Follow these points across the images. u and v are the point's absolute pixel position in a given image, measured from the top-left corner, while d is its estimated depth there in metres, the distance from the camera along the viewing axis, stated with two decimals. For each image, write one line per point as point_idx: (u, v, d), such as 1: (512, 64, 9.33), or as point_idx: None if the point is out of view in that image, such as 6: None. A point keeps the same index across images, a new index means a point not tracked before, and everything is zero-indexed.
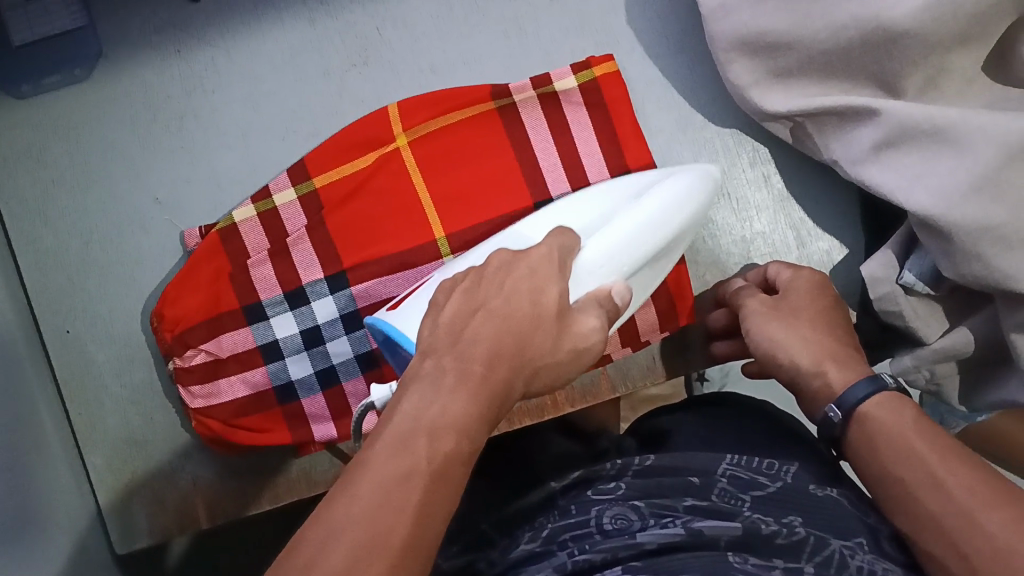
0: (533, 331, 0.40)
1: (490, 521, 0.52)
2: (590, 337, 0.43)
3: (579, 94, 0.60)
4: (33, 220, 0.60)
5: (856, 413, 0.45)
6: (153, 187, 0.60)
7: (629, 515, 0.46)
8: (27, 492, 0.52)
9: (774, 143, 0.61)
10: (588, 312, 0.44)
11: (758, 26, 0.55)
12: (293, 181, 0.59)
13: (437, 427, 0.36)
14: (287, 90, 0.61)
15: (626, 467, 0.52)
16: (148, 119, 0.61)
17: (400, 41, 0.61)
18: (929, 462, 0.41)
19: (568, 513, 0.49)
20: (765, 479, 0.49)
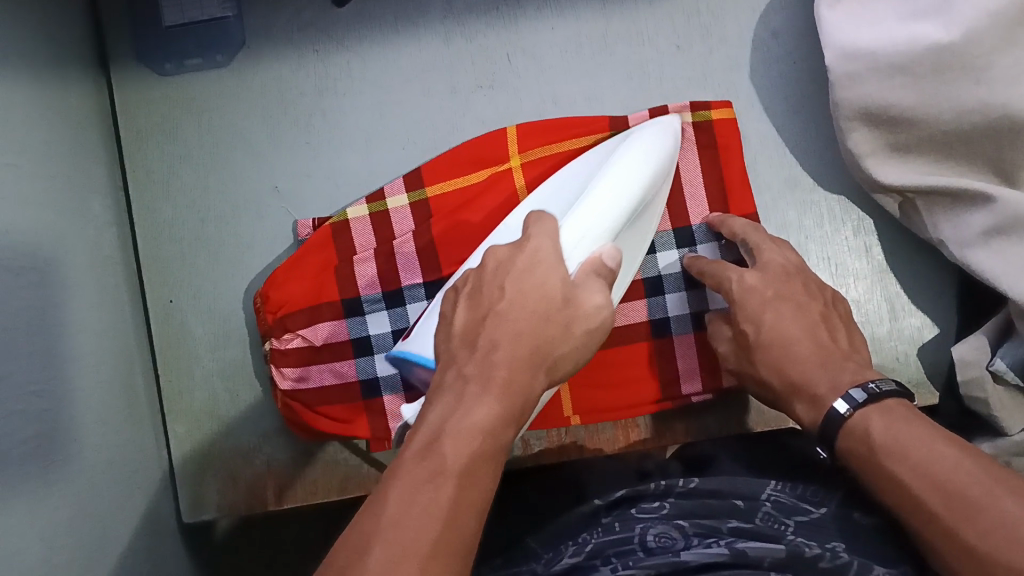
0: (541, 322, 0.42)
1: (534, 536, 0.54)
2: (601, 312, 0.44)
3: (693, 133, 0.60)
4: (155, 191, 0.63)
5: (846, 425, 0.46)
6: (273, 175, 0.63)
7: (674, 534, 0.49)
8: (114, 451, 0.54)
9: (879, 215, 0.62)
10: (591, 287, 0.44)
11: (883, 98, 0.55)
12: (408, 187, 0.61)
13: (463, 429, 0.38)
14: (413, 101, 0.63)
15: (671, 487, 0.54)
16: (277, 111, 0.63)
17: (527, 69, 0.63)
18: (940, 471, 0.42)
19: (611, 530, 0.51)
20: (810, 504, 0.52)
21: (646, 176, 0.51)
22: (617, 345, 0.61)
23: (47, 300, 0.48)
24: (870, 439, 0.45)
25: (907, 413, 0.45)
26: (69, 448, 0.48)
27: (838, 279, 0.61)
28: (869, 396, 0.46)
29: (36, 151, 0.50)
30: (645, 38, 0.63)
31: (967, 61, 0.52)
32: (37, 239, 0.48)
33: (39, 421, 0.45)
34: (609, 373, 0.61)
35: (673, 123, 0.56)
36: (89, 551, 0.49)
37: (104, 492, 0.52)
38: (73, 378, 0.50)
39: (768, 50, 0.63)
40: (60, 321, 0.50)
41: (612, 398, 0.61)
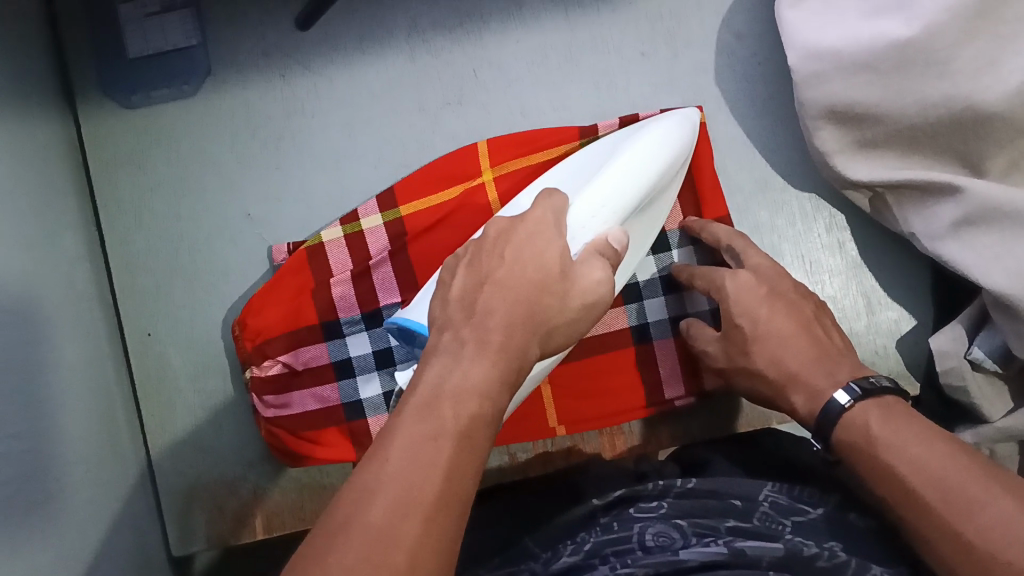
0: (538, 295, 0.40)
1: (531, 534, 0.53)
2: (600, 289, 0.42)
3: None
4: (128, 224, 0.63)
5: (842, 420, 0.46)
6: (245, 202, 0.63)
7: (673, 534, 0.50)
8: (99, 487, 0.54)
9: (851, 211, 0.62)
10: (592, 263, 0.43)
11: (848, 96, 0.55)
12: (382, 207, 0.61)
13: (463, 391, 0.36)
14: (382, 120, 0.63)
15: (669, 487, 0.54)
16: (246, 137, 0.63)
17: (495, 83, 0.63)
18: (946, 474, 0.42)
19: (609, 529, 0.51)
20: (806, 505, 0.52)
21: (658, 166, 0.52)
22: (600, 354, 0.61)
23: (22, 340, 0.48)
24: (868, 431, 0.45)
25: (901, 410, 0.46)
26: (52, 488, 0.48)
27: (814, 276, 0.62)
28: (866, 391, 0.46)
29: (5, 190, 0.50)
30: (610, 47, 0.63)
31: (928, 55, 0.53)
32: (10, 279, 0.48)
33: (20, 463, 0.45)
34: (594, 382, 0.61)
35: (693, 117, 0.57)
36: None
37: (90, 530, 0.51)
38: (53, 417, 0.50)
39: (732, 54, 0.63)
40: (37, 361, 0.49)
41: (598, 407, 0.61)
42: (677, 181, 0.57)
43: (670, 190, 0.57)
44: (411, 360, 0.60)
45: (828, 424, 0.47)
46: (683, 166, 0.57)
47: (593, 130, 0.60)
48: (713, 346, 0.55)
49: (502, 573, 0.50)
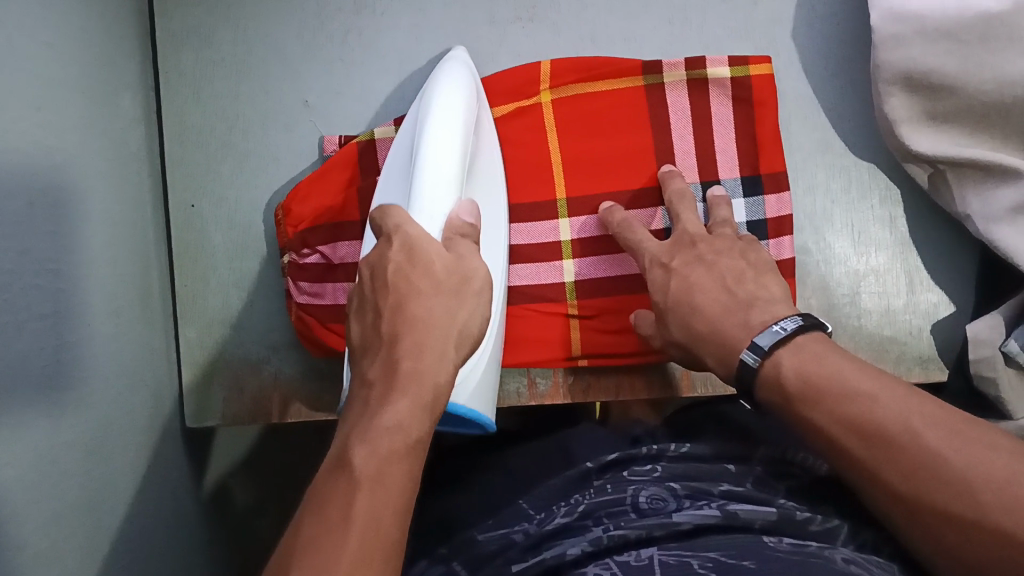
0: (428, 298, 0.43)
1: (528, 497, 0.54)
2: (476, 270, 0.46)
3: (729, 85, 0.60)
4: (186, 95, 0.63)
5: (762, 379, 0.46)
6: (304, 90, 0.63)
7: (666, 496, 0.50)
8: (121, 342, 0.55)
9: (908, 186, 0.61)
10: (466, 251, 0.47)
11: (926, 64, 0.54)
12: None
13: (375, 433, 0.38)
14: (451, 28, 0.63)
15: (662, 452, 0.55)
16: (314, 25, 0.63)
17: (569, 5, 0.62)
18: (903, 415, 0.41)
19: (603, 491, 0.51)
20: (800, 465, 0.53)
21: (467, 117, 0.52)
22: (629, 293, 0.60)
23: (61, 181, 0.48)
24: (783, 385, 0.45)
25: (821, 346, 0.45)
26: (75, 331, 0.48)
27: (861, 247, 0.61)
28: (766, 348, 0.46)
29: (63, 31, 0.50)
30: None
31: (1014, 31, 0.52)
32: (56, 116, 0.48)
33: (44, 297, 0.45)
34: (619, 322, 0.60)
35: (465, 60, 0.57)
36: (88, 436, 0.49)
37: (108, 384, 0.52)
38: (84, 262, 0.50)
39: (812, 10, 0.62)
40: (75, 203, 0.50)
41: (618, 344, 0.60)
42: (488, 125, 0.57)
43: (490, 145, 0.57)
44: None
45: (749, 382, 0.47)
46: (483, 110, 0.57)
47: (657, 67, 0.60)
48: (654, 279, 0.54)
49: (495, 537, 0.49)
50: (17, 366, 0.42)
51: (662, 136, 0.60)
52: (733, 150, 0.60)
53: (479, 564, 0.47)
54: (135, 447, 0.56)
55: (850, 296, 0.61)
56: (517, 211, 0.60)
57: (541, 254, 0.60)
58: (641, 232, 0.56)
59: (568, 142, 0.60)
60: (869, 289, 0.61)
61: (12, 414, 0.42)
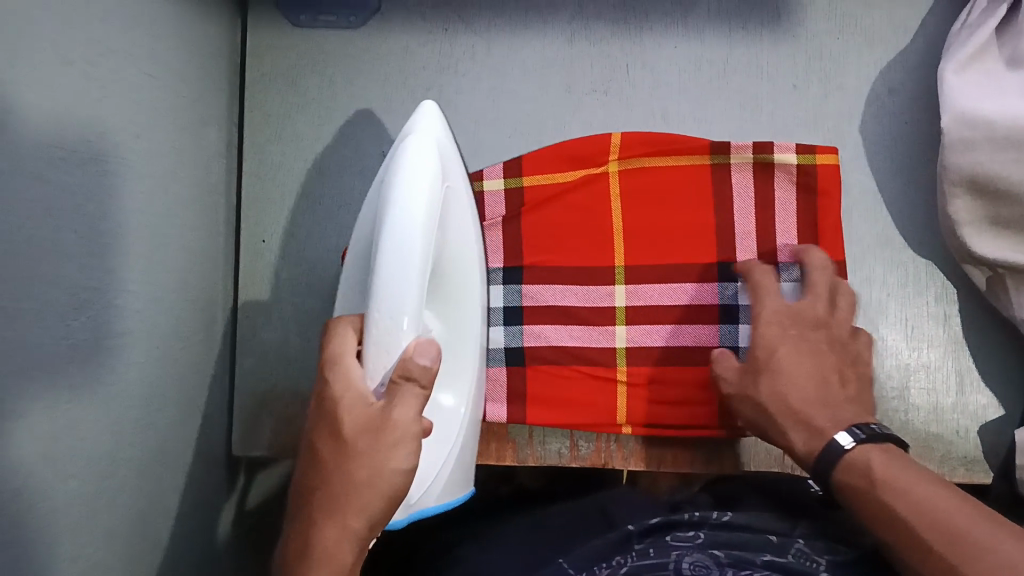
0: (346, 491, 0.44)
1: (568, 556, 0.56)
2: (409, 428, 0.44)
3: (795, 171, 0.61)
4: (268, 135, 0.65)
5: (842, 461, 0.47)
6: (381, 140, 0.65)
7: (709, 562, 0.52)
8: (179, 366, 0.56)
9: (963, 287, 0.62)
10: (405, 398, 0.44)
11: (992, 169, 0.55)
12: (506, 174, 0.62)
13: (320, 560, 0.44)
14: (528, 93, 0.65)
15: (705, 519, 0.57)
16: (398, 79, 0.65)
17: (643, 81, 0.64)
18: (983, 529, 0.42)
19: (645, 555, 0.54)
20: (840, 547, 0.55)
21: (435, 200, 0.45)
22: (678, 363, 0.61)
23: (141, 205, 0.51)
24: (869, 473, 0.46)
25: (901, 459, 0.46)
26: (138, 350, 0.50)
27: (913, 342, 0.62)
28: (867, 436, 0.48)
29: (159, 64, 0.53)
30: (763, 73, 0.64)
31: None
32: (143, 145, 0.51)
33: (115, 316, 0.48)
34: (668, 392, 0.61)
35: (431, 123, 0.50)
36: (137, 453, 0.50)
37: (161, 405, 0.53)
38: (155, 285, 0.52)
39: (882, 106, 0.63)
40: (152, 227, 0.52)
41: (667, 415, 0.61)
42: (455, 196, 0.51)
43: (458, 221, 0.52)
44: (498, 326, 0.62)
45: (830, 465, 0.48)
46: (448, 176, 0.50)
47: (724, 148, 0.61)
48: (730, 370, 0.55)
49: None
50: (81, 376, 0.44)
51: (723, 215, 0.61)
52: (791, 235, 0.61)
53: None
54: (182, 470, 0.57)
55: (899, 390, 0.61)
56: (576, 274, 0.62)
57: (595, 317, 0.62)
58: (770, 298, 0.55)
59: (631, 213, 0.62)
60: (917, 385, 0.61)
61: (73, 427, 0.43)
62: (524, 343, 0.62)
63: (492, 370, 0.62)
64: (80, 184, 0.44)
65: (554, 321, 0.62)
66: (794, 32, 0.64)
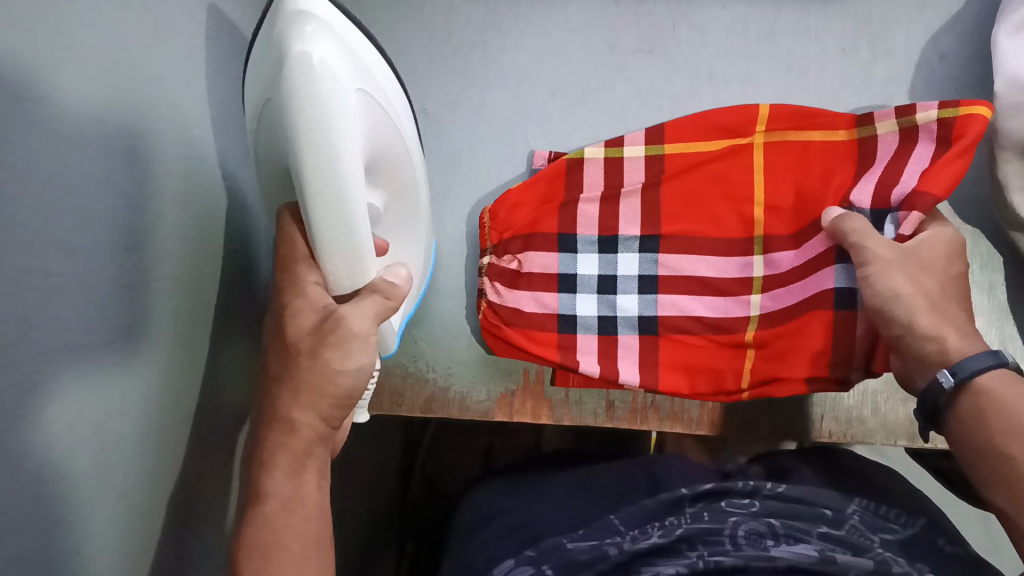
0: (301, 396, 0.46)
1: (620, 515, 0.60)
2: (359, 328, 0.46)
3: (937, 128, 0.54)
4: None
5: (969, 381, 0.46)
6: (424, 97, 0.65)
7: (763, 531, 0.55)
8: (221, 319, 0.57)
9: (1009, 255, 0.61)
10: (357, 303, 0.46)
11: None
12: (647, 140, 0.61)
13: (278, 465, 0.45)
14: (572, 51, 0.64)
15: (758, 489, 0.59)
16: (441, 36, 0.65)
17: (690, 42, 0.64)
18: None
19: (699, 519, 0.57)
20: (895, 524, 0.57)
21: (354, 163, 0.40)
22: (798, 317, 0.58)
23: (189, 153, 0.51)
24: (995, 397, 0.45)
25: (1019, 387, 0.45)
26: (183, 300, 0.51)
27: None
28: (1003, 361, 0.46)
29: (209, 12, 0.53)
30: (811, 35, 0.63)
31: None
32: (191, 92, 0.51)
33: (165, 261, 0.48)
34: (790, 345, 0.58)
35: (298, 28, 0.38)
36: (181, 402, 0.51)
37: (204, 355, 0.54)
38: (202, 235, 0.53)
39: (932, 71, 0.63)
40: (198, 175, 0.53)
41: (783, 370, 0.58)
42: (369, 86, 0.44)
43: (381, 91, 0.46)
44: (631, 293, 0.61)
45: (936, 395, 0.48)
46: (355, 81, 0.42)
47: (870, 117, 0.57)
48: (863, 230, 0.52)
49: (587, 548, 0.55)
50: (128, 322, 0.45)
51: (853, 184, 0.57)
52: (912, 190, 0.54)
53: (575, 567, 0.54)
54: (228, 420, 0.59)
55: None
56: (716, 242, 0.60)
57: (735, 288, 0.60)
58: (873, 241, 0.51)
59: (774, 186, 0.59)
60: None
61: (126, 368, 0.45)
62: (657, 312, 0.61)
63: (624, 337, 0.61)
64: (133, 128, 0.44)
65: (689, 291, 0.60)
66: None
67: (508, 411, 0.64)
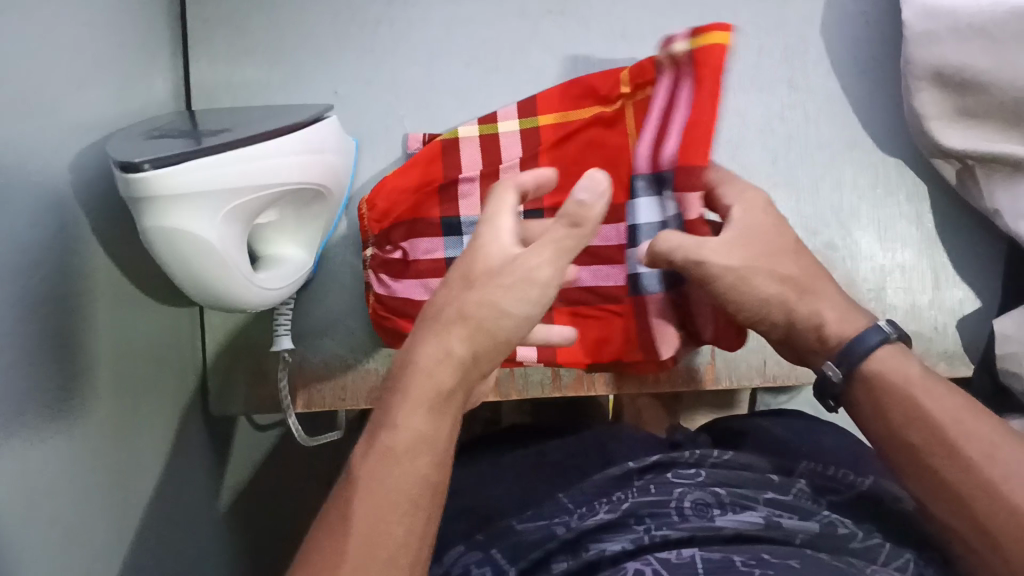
0: (435, 369, 0.38)
1: (569, 491, 0.59)
2: (504, 231, 0.40)
3: (692, 58, 0.51)
4: (217, 83, 0.62)
5: (858, 371, 0.46)
6: (335, 79, 0.63)
7: (709, 501, 0.55)
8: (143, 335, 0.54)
9: (933, 183, 0.62)
10: (500, 200, 0.41)
11: (958, 60, 0.54)
12: (520, 114, 0.60)
13: (394, 452, 0.37)
14: (483, 20, 0.63)
15: (704, 458, 0.60)
16: (346, 14, 0.63)
17: (601, 0, 0.63)
18: (963, 434, 0.43)
19: (647, 492, 0.56)
20: (842, 485, 0.58)
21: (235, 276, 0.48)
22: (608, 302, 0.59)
23: (91, 163, 0.49)
24: (887, 387, 0.45)
25: (901, 368, 0.46)
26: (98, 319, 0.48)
27: (887, 243, 0.61)
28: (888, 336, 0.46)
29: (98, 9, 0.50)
30: None
31: None
32: (87, 96, 0.48)
33: (79, 280, 0.46)
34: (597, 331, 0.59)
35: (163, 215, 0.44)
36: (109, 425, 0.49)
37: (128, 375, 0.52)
38: (113, 248, 0.51)
39: (843, 7, 0.62)
40: (103, 184, 0.50)
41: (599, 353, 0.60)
42: (238, 199, 0.46)
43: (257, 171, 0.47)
44: None
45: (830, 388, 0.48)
46: (216, 216, 0.46)
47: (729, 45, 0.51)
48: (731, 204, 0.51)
49: (536, 527, 0.55)
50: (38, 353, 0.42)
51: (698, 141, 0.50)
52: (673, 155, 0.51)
53: (521, 549, 0.52)
54: (164, 437, 0.57)
55: (875, 290, 0.61)
56: None
57: None
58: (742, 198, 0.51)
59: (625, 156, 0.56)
60: (894, 284, 0.61)
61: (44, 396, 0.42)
62: None
63: None
64: (23, 141, 0.41)
65: None
66: None
67: None
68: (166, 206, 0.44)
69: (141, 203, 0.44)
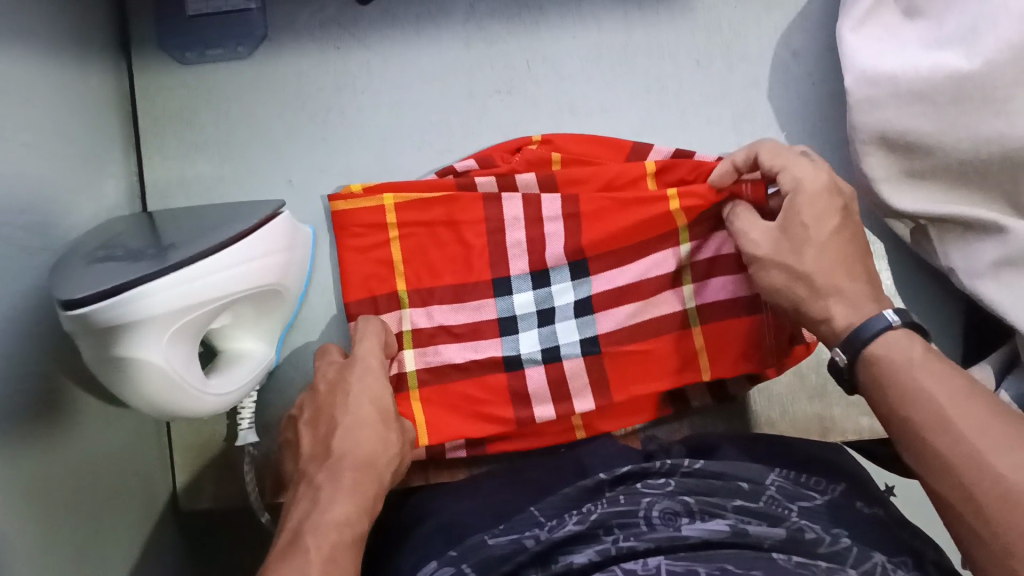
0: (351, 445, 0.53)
1: (540, 504, 0.53)
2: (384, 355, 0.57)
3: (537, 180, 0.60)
4: (170, 178, 0.63)
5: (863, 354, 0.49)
6: (288, 169, 0.63)
7: (678, 509, 0.50)
8: (99, 442, 0.55)
9: (889, 240, 0.62)
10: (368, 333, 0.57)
11: (901, 125, 0.54)
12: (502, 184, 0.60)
13: (323, 526, 0.48)
14: (430, 103, 0.63)
15: (677, 467, 0.54)
16: (296, 105, 0.63)
17: (547, 76, 0.63)
18: (936, 400, 0.46)
19: (615, 502, 0.51)
20: (813, 492, 0.53)
21: (192, 388, 0.48)
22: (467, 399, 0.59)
23: (37, 284, 0.49)
24: (886, 379, 0.48)
25: (905, 352, 0.48)
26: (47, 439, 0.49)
27: None
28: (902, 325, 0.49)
29: (38, 128, 0.50)
30: (666, 53, 0.63)
31: (987, 92, 0.51)
32: (31, 219, 0.49)
33: (16, 402, 0.47)
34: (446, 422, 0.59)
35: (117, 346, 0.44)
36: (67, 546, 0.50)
37: (86, 486, 0.53)
38: (57, 364, 0.51)
39: (788, 70, 0.63)
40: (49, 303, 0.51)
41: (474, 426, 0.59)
42: (184, 317, 0.46)
43: (210, 292, 0.47)
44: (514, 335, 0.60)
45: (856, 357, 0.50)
46: (165, 336, 0.45)
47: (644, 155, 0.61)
48: (756, 231, 0.52)
49: (504, 541, 0.49)
50: None
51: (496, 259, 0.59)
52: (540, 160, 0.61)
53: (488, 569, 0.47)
54: (129, 535, 0.57)
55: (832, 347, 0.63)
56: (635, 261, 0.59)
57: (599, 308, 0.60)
58: (800, 166, 0.51)
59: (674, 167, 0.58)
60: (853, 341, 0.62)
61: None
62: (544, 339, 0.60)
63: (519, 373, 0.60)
64: None
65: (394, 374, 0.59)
66: (691, 7, 0.63)
67: (424, 474, 0.63)
68: (113, 336, 0.44)
69: (88, 334, 0.44)
